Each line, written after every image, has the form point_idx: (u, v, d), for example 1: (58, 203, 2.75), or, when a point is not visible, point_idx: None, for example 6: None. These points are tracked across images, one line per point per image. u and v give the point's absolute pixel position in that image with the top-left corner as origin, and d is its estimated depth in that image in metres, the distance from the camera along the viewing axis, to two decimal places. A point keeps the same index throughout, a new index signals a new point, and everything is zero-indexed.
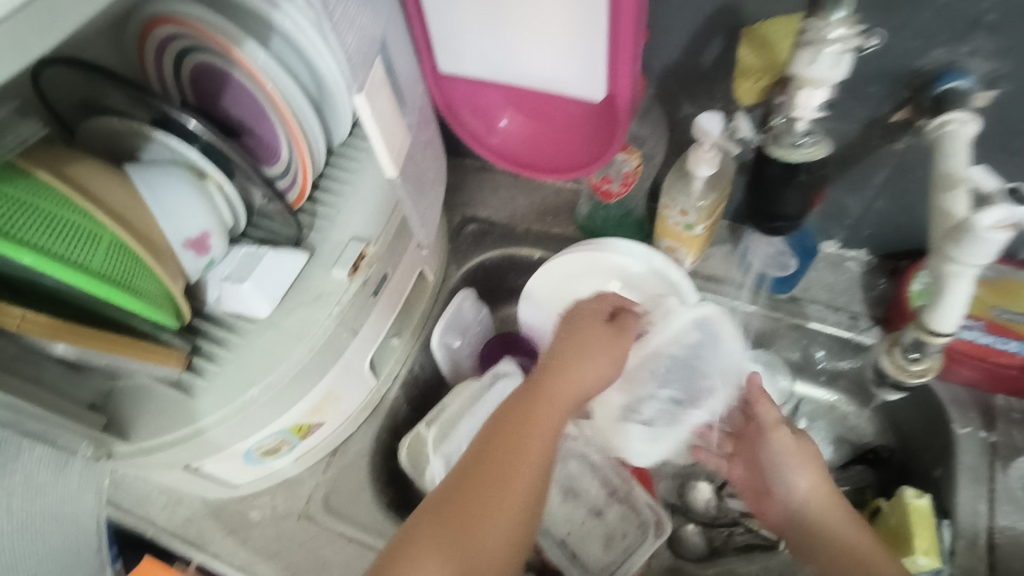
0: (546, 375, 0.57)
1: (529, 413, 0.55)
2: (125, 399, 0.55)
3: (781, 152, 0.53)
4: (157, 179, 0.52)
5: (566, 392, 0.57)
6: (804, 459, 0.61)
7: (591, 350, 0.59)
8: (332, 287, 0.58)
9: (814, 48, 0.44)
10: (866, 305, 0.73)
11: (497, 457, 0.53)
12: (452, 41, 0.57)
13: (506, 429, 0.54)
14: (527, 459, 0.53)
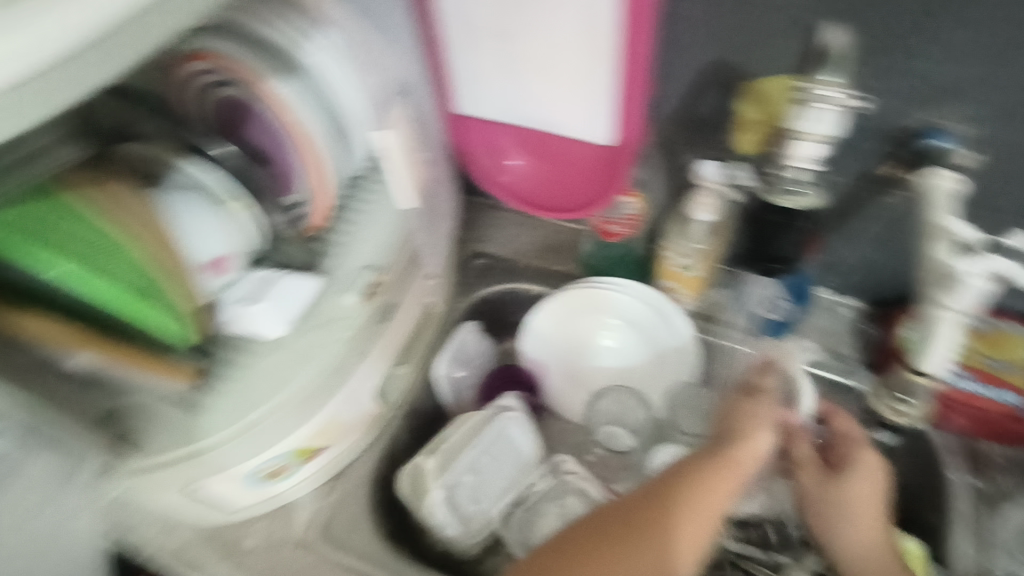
0: (733, 446, 0.57)
1: (713, 482, 0.54)
2: (134, 417, 0.55)
3: (776, 197, 0.61)
4: (184, 202, 0.55)
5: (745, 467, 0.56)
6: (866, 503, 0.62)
7: (757, 424, 0.59)
8: (343, 312, 0.60)
9: (811, 108, 0.51)
10: (855, 348, 0.76)
11: (668, 513, 0.53)
12: (472, 86, 0.62)
13: (671, 483, 0.55)
14: (692, 524, 0.52)
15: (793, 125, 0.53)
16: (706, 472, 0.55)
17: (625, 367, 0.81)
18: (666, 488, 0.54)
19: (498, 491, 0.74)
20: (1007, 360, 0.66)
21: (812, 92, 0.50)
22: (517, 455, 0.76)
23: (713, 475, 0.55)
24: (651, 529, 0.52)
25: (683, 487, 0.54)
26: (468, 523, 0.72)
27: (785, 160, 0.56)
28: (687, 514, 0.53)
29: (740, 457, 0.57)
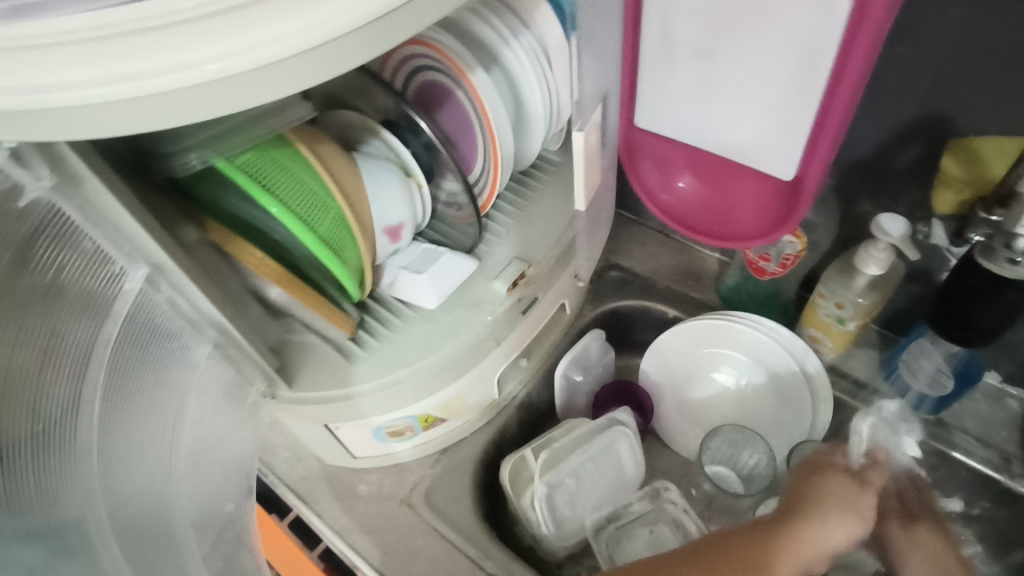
0: (800, 514, 0.53)
1: (784, 553, 0.49)
2: (296, 352, 0.61)
3: (990, 264, 0.54)
4: (378, 171, 0.59)
5: (819, 547, 0.51)
6: None
7: (835, 508, 0.54)
8: (491, 297, 0.63)
9: None
10: (1021, 448, 0.68)
11: (752, 565, 0.48)
12: (656, 99, 0.60)
13: (758, 539, 0.50)
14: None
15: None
16: (778, 538, 0.50)
17: (745, 407, 0.79)
18: (752, 542, 0.50)
19: (595, 502, 0.74)
20: None
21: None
22: (621, 471, 0.76)
23: (784, 544, 0.50)
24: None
25: (759, 546, 0.50)
26: (561, 526, 0.72)
27: (1014, 230, 0.51)
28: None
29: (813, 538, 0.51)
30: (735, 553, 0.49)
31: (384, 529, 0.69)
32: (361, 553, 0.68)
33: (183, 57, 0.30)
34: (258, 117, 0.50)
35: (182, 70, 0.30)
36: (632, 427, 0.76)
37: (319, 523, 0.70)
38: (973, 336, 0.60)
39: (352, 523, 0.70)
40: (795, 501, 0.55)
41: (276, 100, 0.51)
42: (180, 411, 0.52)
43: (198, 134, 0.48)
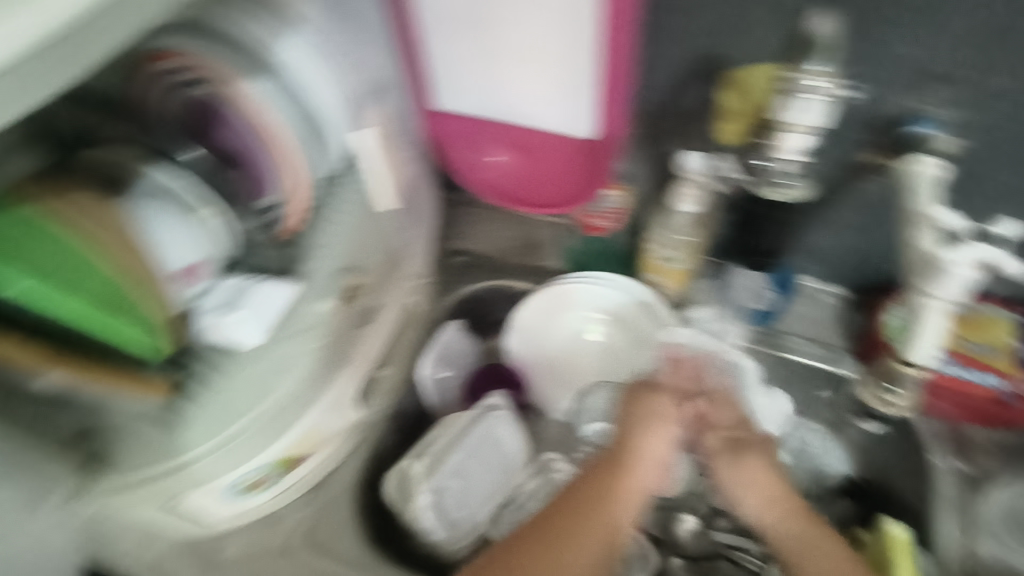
0: (623, 451, 0.63)
1: (615, 486, 0.61)
2: (110, 435, 0.54)
3: (766, 183, 0.56)
4: (153, 209, 0.52)
5: (643, 467, 0.63)
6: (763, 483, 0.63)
7: (649, 426, 0.65)
8: (319, 318, 0.58)
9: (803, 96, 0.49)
10: (844, 338, 0.76)
11: (586, 515, 0.59)
12: (450, 79, 0.61)
13: (598, 484, 0.61)
14: (613, 517, 0.59)
15: (781, 119, 0.50)
16: (607, 478, 0.61)
17: (610, 360, 0.80)
18: (586, 493, 0.60)
19: (485, 493, 0.73)
20: (988, 343, 0.68)
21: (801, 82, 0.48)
22: (504, 454, 0.75)
23: (612, 482, 0.61)
24: (591, 530, 0.58)
25: (593, 494, 0.60)
26: (455, 527, 0.70)
27: (772, 152, 0.53)
28: (611, 508, 0.59)
29: (637, 460, 0.63)
30: (579, 510, 0.59)
31: None
32: None
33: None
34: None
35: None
36: (506, 409, 0.76)
37: None
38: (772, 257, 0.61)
39: None
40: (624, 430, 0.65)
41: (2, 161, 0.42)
42: None
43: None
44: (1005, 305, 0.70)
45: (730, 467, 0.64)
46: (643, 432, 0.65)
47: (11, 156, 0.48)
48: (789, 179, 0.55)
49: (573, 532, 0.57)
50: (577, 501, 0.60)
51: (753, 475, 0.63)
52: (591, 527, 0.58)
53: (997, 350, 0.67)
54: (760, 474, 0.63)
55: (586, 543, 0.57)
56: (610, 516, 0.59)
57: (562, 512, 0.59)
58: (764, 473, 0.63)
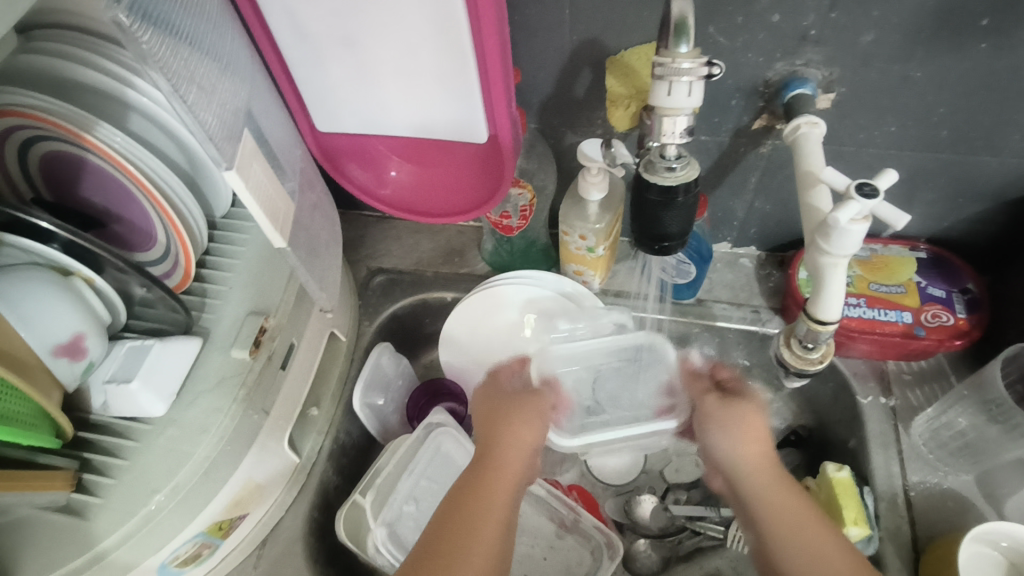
0: (495, 438, 0.56)
1: (494, 476, 0.52)
2: (9, 536, 0.49)
3: (654, 178, 0.50)
4: (17, 290, 0.47)
5: (518, 459, 0.55)
6: (751, 431, 0.55)
7: (518, 418, 0.57)
8: (229, 370, 0.55)
9: (667, 80, 0.44)
10: (764, 297, 0.78)
11: (475, 504, 0.50)
12: (326, 101, 0.57)
13: (482, 472, 0.52)
14: (499, 513, 0.50)
15: (660, 104, 0.46)
16: (484, 472, 0.52)
17: None
18: (471, 484, 0.51)
19: None
20: (892, 281, 0.72)
21: (666, 64, 0.44)
22: (456, 469, 0.73)
23: (488, 473, 0.52)
24: (478, 524, 0.48)
25: (480, 484, 0.51)
26: None
27: (657, 139, 0.49)
28: (493, 499, 0.50)
29: (509, 448, 0.55)
30: (465, 500, 0.50)
31: None
32: None
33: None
34: None
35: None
36: (449, 424, 0.73)
37: None
38: (673, 245, 0.54)
39: None
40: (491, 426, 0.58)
41: None
42: None
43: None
44: (900, 242, 0.74)
45: (725, 403, 0.58)
46: (517, 422, 0.57)
47: None
48: (674, 167, 0.50)
49: (470, 522, 0.48)
50: (469, 488, 0.51)
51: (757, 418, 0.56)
52: (480, 517, 0.49)
53: (903, 287, 0.72)
54: (753, 422, 0.56)
55: (481, 534, 0.48)
56: (495, 507, 0.50)
57: (456, 508, 0.50)
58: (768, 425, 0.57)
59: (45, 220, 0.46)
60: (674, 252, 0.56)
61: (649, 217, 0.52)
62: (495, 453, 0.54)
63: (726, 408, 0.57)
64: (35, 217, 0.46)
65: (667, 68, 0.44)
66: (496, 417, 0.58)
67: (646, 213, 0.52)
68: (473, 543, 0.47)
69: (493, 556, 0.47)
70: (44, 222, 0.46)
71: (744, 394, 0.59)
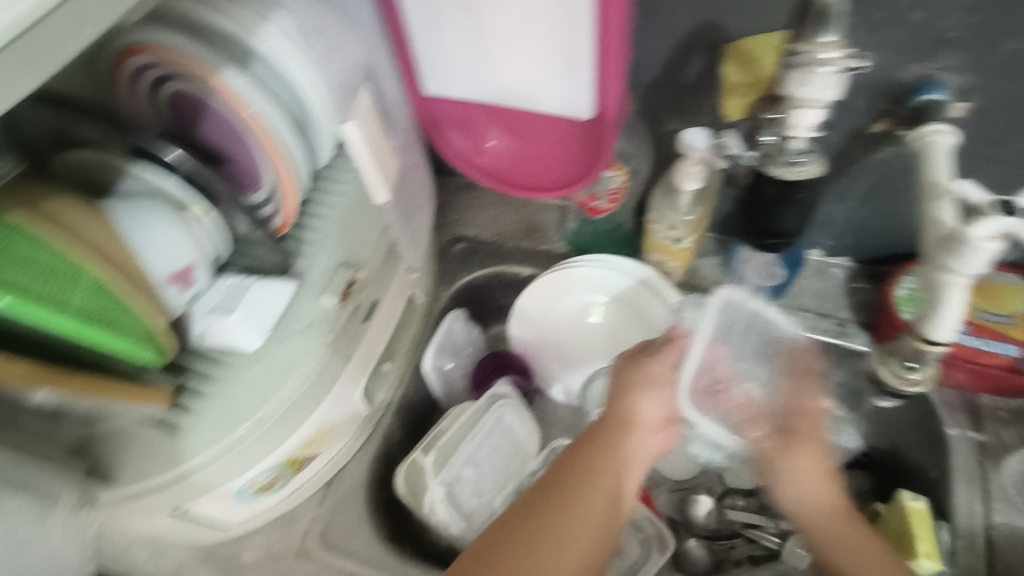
0: (613, 415, 0.59)
1: (608, 443, 0.57)
2: (109, 444, 0.51)
3: (775, 169, 0.52)
4: (141, 215, 0.50)
5: (635, 428, 0.58)
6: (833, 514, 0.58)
7: (640, 386, 0.60)
8: (318, 316, 0.57)
9: (806, 70, 0.43)
10: (852, 310, 0.74)
11: (601, 458, 0.56)
12: (439, 63, 0.58)
13: (613, 434, 0.58)
14: (619, 469, 0.56)
15: (794, 96, 0.46)
16: (595, 443, 0.57)
17: (615, 341, 0.79)
18: (594, 442, 0.57)
19: (497, 482, 0.72)
20: (1001, 311, 0.67)
21: (805, 53, 0.43)
22: (514, 442, 0.74)
23: (615, 435, 0.57)
24: (585, 496, 0.53)
25: (607, 445, 0.57)
26: (471, 518, 0.69)
27: (786, 133, 0.49)
28: (597, 471, 0.55)
29: (625, 421, 0.58)
30: (569, 476, 0.55)
31: None
32: None
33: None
34: None
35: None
36: (513, 396, 0.75)
37: None
38: (782, 242, 0.59)
39: None
40: (615, 394, 0.61)
41: None
42: None
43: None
44: (1014, 269, 0.69)
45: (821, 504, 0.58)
46: (639, 388, 0.60)
47: None
48: (800, 162, 0.52)
49: (567, 499, 0.53)
50: (569, 472, 0.55)
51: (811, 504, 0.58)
52: (588, 486, 0.54)
53: (1012, 318, 0.67)
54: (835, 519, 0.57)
55: (579, 508, 0.53)
56: (600, 482, 0.54)
57: (581, 460, 0.56)
58: (808, 479, 0.59)
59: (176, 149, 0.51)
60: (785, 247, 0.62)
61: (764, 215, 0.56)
62: (604, 427, 0.58)
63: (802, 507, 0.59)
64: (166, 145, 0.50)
65: (807, 59, 0.43)
66: (619, 388, 0.61)
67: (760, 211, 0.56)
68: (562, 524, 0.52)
69: (595, 520, 0.52)
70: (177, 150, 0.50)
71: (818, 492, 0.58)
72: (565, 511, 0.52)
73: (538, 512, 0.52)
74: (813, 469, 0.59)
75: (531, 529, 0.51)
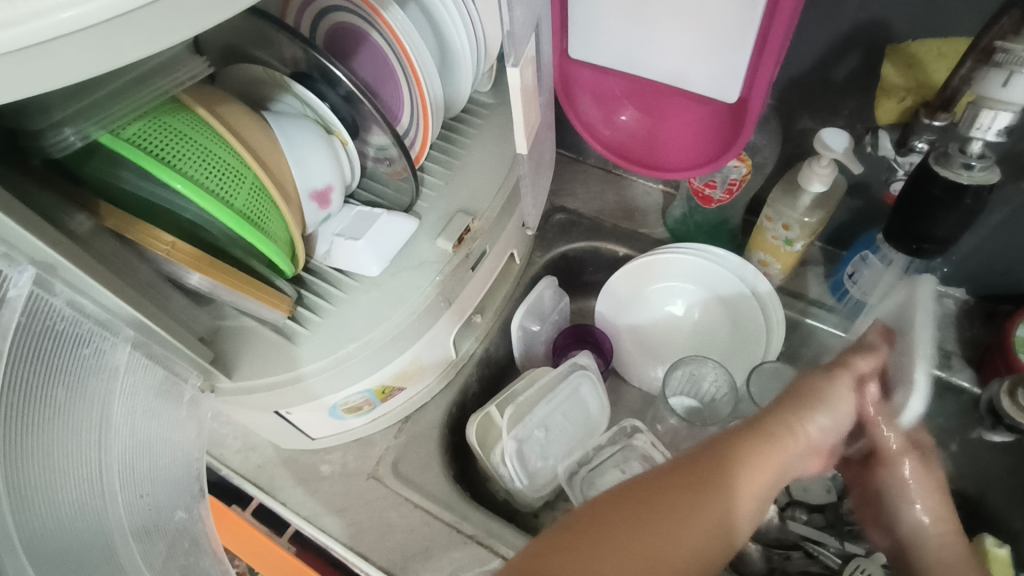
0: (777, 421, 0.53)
1: (764, 448, 0.51)
2: (231, 337, 0.55)
3: (946, 171, 0.52)
4: (294, 132, 0.53)
5: (795, 443, 0.53)
6: (932, 499, 0.59)
7: (815, 403, 0.54)
8: (433, 256, 0.59)
9: (1009, 67, 0.44)
10: (959, 344, 0.71)
11: (737, 463, 0.49)
12: (592, 27, 0.58)
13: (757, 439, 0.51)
14: (767, 477, 0.50)
15: (981, 95, 0.47)
16: (754, 443, 0.51)
17: (702, 335, 0.78)
18: (733, 444, 0.51)
19: (564, 448, 0.73)
20: None
21: (1013, 52, 0.44)
22: (587, 414, 0.75)
23: (765, 445, 0.51)
24: (716, 491, 0.47)
25: (747, 450, 0.50)
26: (534, 477, 0.71)
27: (966, 134, 0.50)
28: (739, 472, 0.49)
29: (788, 431, 0.53)
30: (710, 466, 0.49)
31: (354, 507, 0.66)
32: (332, 535, 0.65)
33: (21, 9, 0.25)
34: (141, 78, 0.43)
35: (31, 22, 0.26)
36: (594, 370, 0.75)
37: (285, 510, 0.66)
38: (931, 249, 0.58)
39: (319, 506, 0.66)
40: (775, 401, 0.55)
41: (166, 53, 0.44)
42: (102, 419, 0.46)
43: (69, 105, 0.41)
44: None
45: (920, 475, 0.59)
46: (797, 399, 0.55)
47: (185, 60, 0.45)
48: (972, 166, 0.51)
49: (699, 485, 0.47)
50: (709, 458, 0.50)
51: (916, 497, 0.59)
52: (724, 488, 0.48)
53: None
54: (933, 507, 0.59)
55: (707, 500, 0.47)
56: (741, 484, 0.49)
57: (715, 459, 0.49)
58: (935, 502, 0.59)
59: (341, 72, 0.53)
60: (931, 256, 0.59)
61: (926, 216, 0.55)
62: (768, 428, 0.53)
63: (905, 479, 0.59)
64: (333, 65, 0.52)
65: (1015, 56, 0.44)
66: (791, 397, 0.55)
67: (924, 211, 0.55)
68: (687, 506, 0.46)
69: (716, 522, 0.46)
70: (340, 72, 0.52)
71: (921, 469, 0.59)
72: (693, 496, 0.47)
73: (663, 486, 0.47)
74: (935, 490, 0.59)
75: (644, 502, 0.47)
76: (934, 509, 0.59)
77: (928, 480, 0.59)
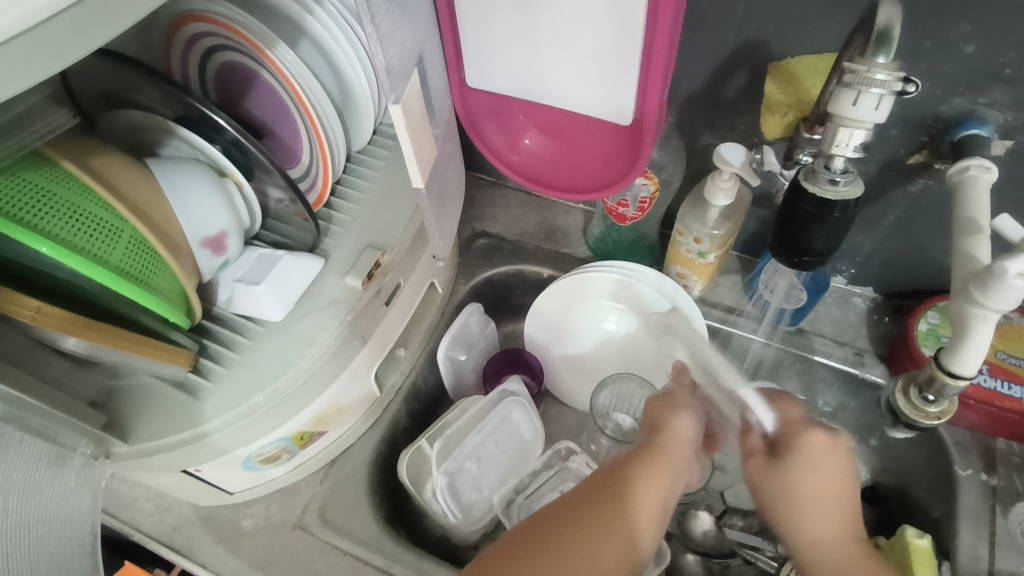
0: (653, 433, 0.55)
1: (646, 463, 0.53)
2: (127, 399, 0.53)
3: (814, 188, 0.55)
4: (179, 177, 0.51)
5: (677, 448, 0.54)
6: (819, 503, 0.52)
7: (674, 407, 0.57)
8: (341, 295, 0.57)
9: (857, 88, 0.46)
10: (871, 341, 0.74)
11: (631, 483, 0.51)
12: (486, 57, 0.59)
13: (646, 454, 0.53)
14: (660, 489, 0.51)
15: (841, 114, 0.49)
16: (638, 458, 0.53)
17: (630, 351, 0.79)
18: (624, 468, 0.53)
19: (499, 477, 0.72)
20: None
21: (859, 72, 0.46)
22: (521, 440, 0.74)
23: (646, 458, 0.53)
24: (611, 516, 0.50)
25: (638, 469, 0.52)
26: (469, 510, 0.69)
27: (830, 150, 0.52)
28: (630, 496, 0.50)
29: (666, 440, 0.55)
30: (604, 496, 0.51)
31: (278, 561, 0.63)
32: None
33: None
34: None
35: None
36: (524, 395, 0.74)
37: (204, 573, 0.63)
38: (811, 260, 0.60)
39: (241, 564, 0.63)
40: (647, 417, 0.58)
41: (21, 105, 0.43)
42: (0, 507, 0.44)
43: None
44: None
45: (781, 472, 0.54)
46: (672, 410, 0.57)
47: (43, 112, 0.44)
48: (837, 182, 0.54)
49: (597, 518, 0.50)
50: (603, 487, 0.52)
51: (799, 502, 0.52)
52: (617, 513, 0.50)
53: None
54: (821, 505, 0.52)
55: (605, 531, 0.49)
56: (635, 506, 0.50)
57: (611, 486, 0.51)
58: (818, 503, 0.52)
59: (223, 117, 0.51)
60: (812, 267, 0.62)
61: (801, 228, 0.57)
62: (644, 443, 0.55)
63: (775, 480, 0.54)
64: (215, 112, 0.51)
65: (860, 77, 0.45)
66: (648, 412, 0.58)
67: (799, 225, 0.57)
68: (587, 544, 0.48)
69: (617, 549, 0.48)
70: (221, 117, 0.51)
71: (797, 454, 0.54)
72: (595, 531, 0.49)
73: (563, 529, 0.50)
74: (819, 481, 0.52)
75: (549, 549, 0.49)
76: (819, 511, 0.52)
77: (809, 468, 0.53)
